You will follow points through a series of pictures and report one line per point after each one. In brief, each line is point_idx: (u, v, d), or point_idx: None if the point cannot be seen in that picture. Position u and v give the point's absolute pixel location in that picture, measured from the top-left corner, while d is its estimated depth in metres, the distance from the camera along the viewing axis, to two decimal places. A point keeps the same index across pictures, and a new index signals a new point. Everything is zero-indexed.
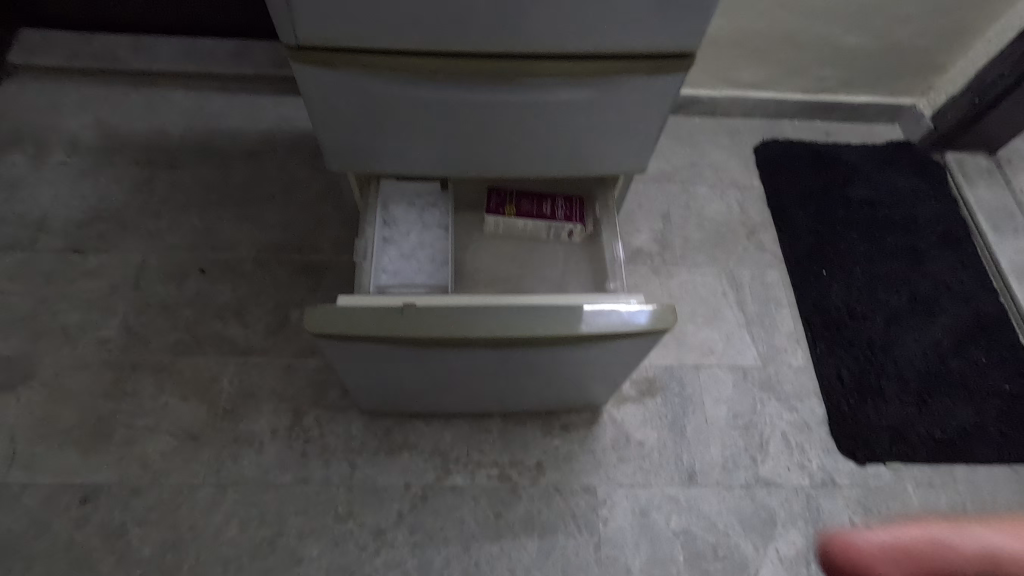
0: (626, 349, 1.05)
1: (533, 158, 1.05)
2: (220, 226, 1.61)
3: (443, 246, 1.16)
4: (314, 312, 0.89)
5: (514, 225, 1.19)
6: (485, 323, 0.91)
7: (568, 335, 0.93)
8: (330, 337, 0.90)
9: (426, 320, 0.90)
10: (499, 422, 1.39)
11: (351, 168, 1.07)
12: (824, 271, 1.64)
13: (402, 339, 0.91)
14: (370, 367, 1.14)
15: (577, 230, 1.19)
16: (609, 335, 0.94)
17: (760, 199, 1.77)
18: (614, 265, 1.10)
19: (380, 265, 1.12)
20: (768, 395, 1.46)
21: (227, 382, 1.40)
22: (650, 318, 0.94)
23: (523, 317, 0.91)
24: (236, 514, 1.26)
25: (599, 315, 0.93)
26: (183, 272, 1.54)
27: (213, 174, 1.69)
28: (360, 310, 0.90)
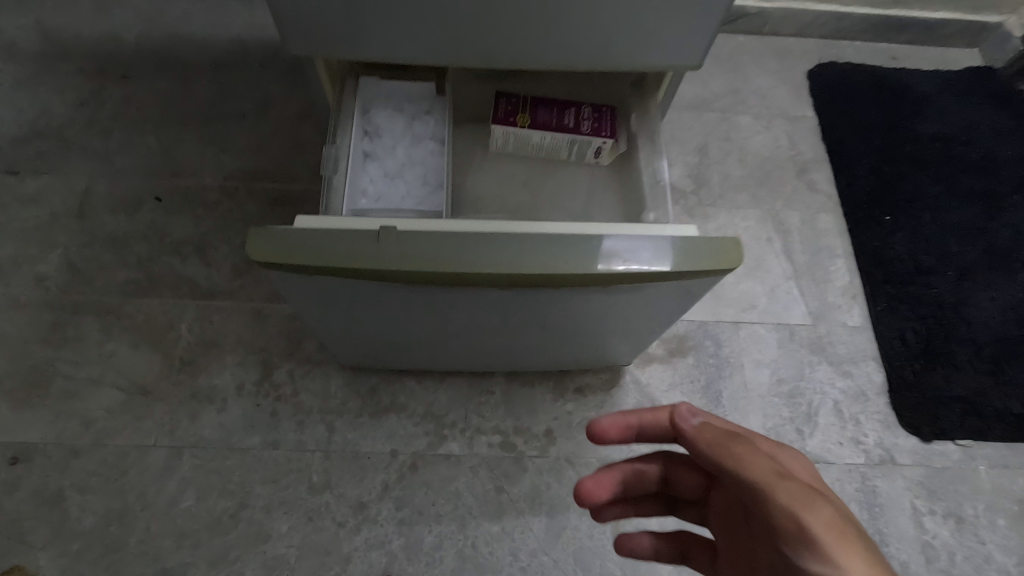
0: (668, 296, 0.83)
1: (553, 44, 0.79)
2: (180, 148, 1.37)
3: (438, 166, 0.93)
4: (263, 234, 0.67)
5: (529, 139, 0.94)
6: (491, 256, 0.68)
7: (601, 274, 0.70)
8: (284, 268, 0.68)
9: (411, 250, 0.67)
10: (503, 382, 1.19)
11: (309, 50, 0.80)
12: (888, 216, 1.39)
13: (380, 274, 0.69)
14: (346, 313, 0.93)
15: (608, 147, 0.95)
16: (653, 276, 0.72)
17: (813, 132, 1.51)
18: (657, 187, 0.86)
19: (357, 185, 0.89)
20: (817, 358, 1.25)
21: (185, 329, 1.19)
22: (707, 256, 0.71)
23: (542, 250, 0.69)
24: (194, 482, 1.08)
25: (643, 250, 0.71)
26: (136, 200, 1.31)
27: (172, 88, 1.44)
28: (323, 234, 0.67)
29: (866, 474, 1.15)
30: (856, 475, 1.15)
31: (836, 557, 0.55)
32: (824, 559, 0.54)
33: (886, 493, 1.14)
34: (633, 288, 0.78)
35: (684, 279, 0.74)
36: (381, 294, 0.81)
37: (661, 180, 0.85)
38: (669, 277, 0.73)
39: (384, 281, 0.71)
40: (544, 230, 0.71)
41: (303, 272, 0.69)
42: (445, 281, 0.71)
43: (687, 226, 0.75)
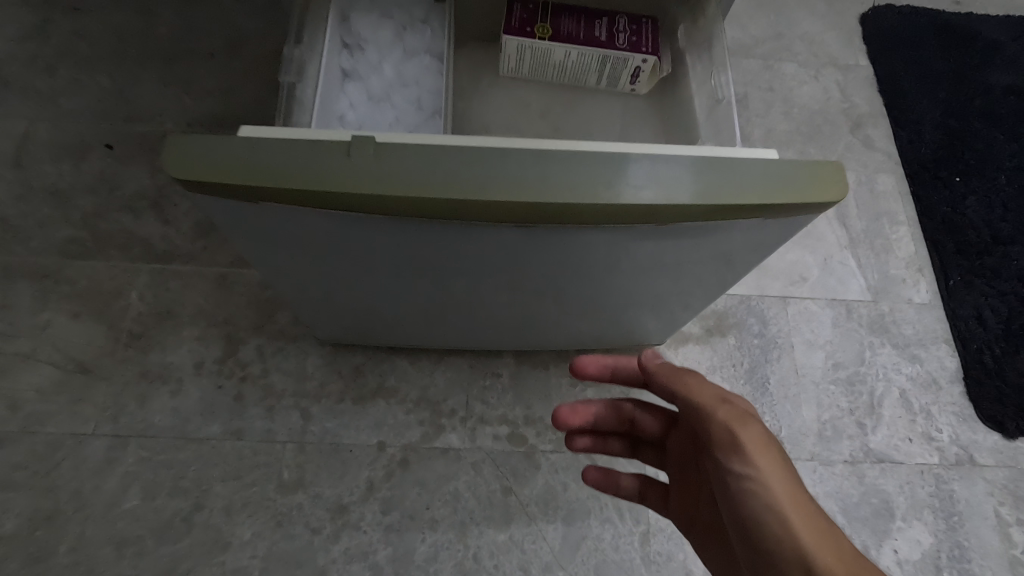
0: (730, 247, 0.65)
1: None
2: (136, 89, 1.18)
3: (436, 88, 0.75)
4: (193, 143, 0.49)
5: (551, 57, 0.76)
6: (508, 178, 0.50)
7: (657, 205, 0.52)
8: (224, 192, 0.50)
9: (399, 167, 0.49)
10: (511, 364, 1.00)
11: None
12: (957, 178, 1.20)
13: (357, 203, 0.51)
14: (318, 274, 0.74)
15: (648, 68, 0.76)
16: (723, 212, 0.54)
17: (868, 82, 1.31)
18: (720, 106, 0.67)
19: (332, 107, 0.70)
20: (879, 339, 1.06)
21: (135, 297, 1.01)
22: (793, 185, 0.53)
23: (577, 173, 0.51)
24: (139, 478, 0.89)
25: (714, 176, 0.53)
26: (84, 148, 1.12)
27: (129, 22, 1.24)
28: (278, 144, 0.49)
29: (941, 476, 0.97)
30: (929, 477, 0.97)
31: (762, 466, 0.52)
32: (749, 466, 0.52)
33: (965, 498, 0.96)
34: (691, 231, 0.59)
35: (760, 217, 0.56)
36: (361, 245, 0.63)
37: (726, 95, 0.65)
38: (743, 215, 0.55)
39: (365, 213, 0.53)
40: (580, 147, 0.53)
41: (252, 197, 0.51)
42: (445, 215, 0.53)
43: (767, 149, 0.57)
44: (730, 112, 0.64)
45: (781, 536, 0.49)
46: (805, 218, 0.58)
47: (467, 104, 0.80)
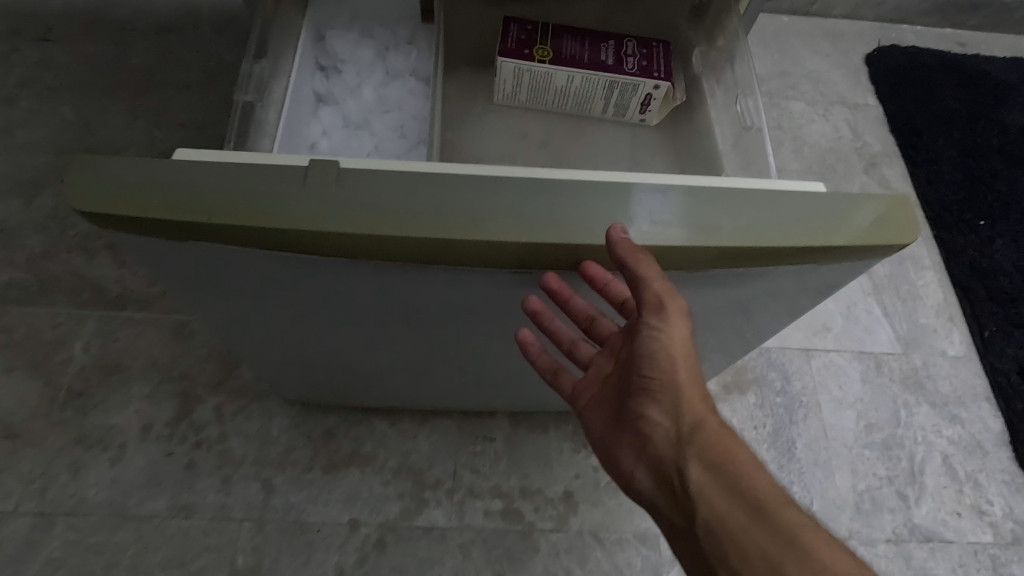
0: (765, 295, 0.55)
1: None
2: (102, 120, 1.09)
3: (419, 114, 0.70)
4: (108, 167, 0.39)
5: (552, 82, 0.68)
6: (506, 214, 0.40)
7: (689, 246, 0.42)
8: (145, 227, 0.40)
9: (372, 199, 0.39)
10: (505, 425, 0.88)
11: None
12: (981, 221, 1.13)
13: (317, 243, 0.41)
14: (279, 324, 0.63)
15: (661, 96, 0.68)
16: (769, 257, 0.44)
17: (879, 121, 1.25)
18: (750, 134, 0.60)
19: (303, 132, 0.65)
20: (914, 397, 0.95)
21: (79, 348, 0.89)
22: (849, 222, 0.44)
23: (591, 208, 0.41)
24: (65, 566, 0.75)
25: (754, 211, 0.43)
26: (38, 183, 1.02)
27: (100, 53, 1.17)
28: (222, 170, 0.39)
29: (998, 558, 0.85)
30: (985, 560, 0.85)
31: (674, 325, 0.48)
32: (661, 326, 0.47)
33: None
34: (724, 279, 0.49)
35: (809, 263, 0.46)
36: (326, 290, 0.52)
37: (758, 121, 0.59)
38: (790, 261, 0.46)
39: (331, 255, 0.43)
40: (595, 177, 0.44)
41: (188, 236, 0.41)
42: (425, 257, 0.43)
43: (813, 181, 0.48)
44: (762, 140, 0.58)
45: (673, 382, 0.51)
46: (861, 264, 0.48)
47: (457, 134, 0.72)
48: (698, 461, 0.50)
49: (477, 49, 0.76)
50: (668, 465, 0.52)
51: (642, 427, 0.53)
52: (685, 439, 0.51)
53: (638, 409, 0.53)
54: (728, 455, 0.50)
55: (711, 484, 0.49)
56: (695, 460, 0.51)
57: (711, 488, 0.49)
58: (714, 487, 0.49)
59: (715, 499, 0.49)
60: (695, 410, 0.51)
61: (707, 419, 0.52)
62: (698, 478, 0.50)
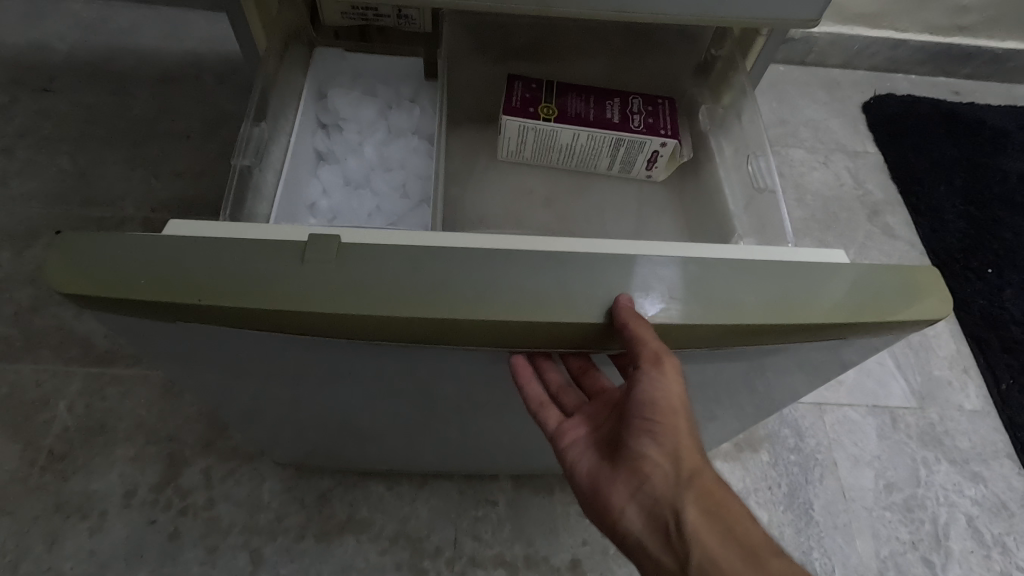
0: (784, 365, 0.52)
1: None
2: (100, 170, 1.08)
3: (422, 173, 0.70)
4: (92, 246, 0.37)
5: (557, 140, 0.67)
6: (516, 293, 0.38)
7: (708, 325, 0.40)
8: (127, 309, 0.37)
9: (374, 279, 0.37)
10: (508, 487, 0.84)
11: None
12: (989, 269, 1.12)
13: (317, 325, 0.38)
14: (273, 387, 0.60)
15: (667, 153, 0.67)
16: (792, 334, 0.42)
17: (880, 169, 1.25)
18: (764, 196, 0.58)
19: (303, 192, 0.65)
20: (933, 454, 0.92)
21: (63, 408, 0.85)
22: (878, 298, 0.42)
23: (604, 284, 0.39)
24: None
25: (779, 286, 0.41)
26: (31, 235, 1.00)
27: (101, 103, 1.17)
28: (216, 249, 0.37)
29: None
30: None
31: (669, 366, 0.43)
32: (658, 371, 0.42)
33: None
34: (747, 353, 0.47)
35: (836, 338, 0.44)
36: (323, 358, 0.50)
37: (771, 184, 0.57)
38: (815, 337, 0.43)
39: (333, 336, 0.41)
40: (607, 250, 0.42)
41: (175, 317, 0.38)
42: (427, 338, 0.40)
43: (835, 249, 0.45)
44: (775, 204, 0.56)
45: (674, 425, 0.46)
46: (889, 338, 0.46)
47: (461, 191, 0.72)
48: (695, 509, 0.45)
49: (482, 105, 0.76)
50: (665, 514, 0.45)
51: (635, 471, 0.47)
52: (685, 487, 0.45)
53: (633, 450, 0.47)
54: (723, 504, 0.45)
55: (709, 534, 0.44)
56: (693, 508, 0.45)
57: (710, 538, 0.44)
58: (712, 537, 0.44)
59: (712, 549, 0.44)
60: (693, 456, 0.46)
61: (706, 468, 0.47)
62: (697, 527, 0.44)
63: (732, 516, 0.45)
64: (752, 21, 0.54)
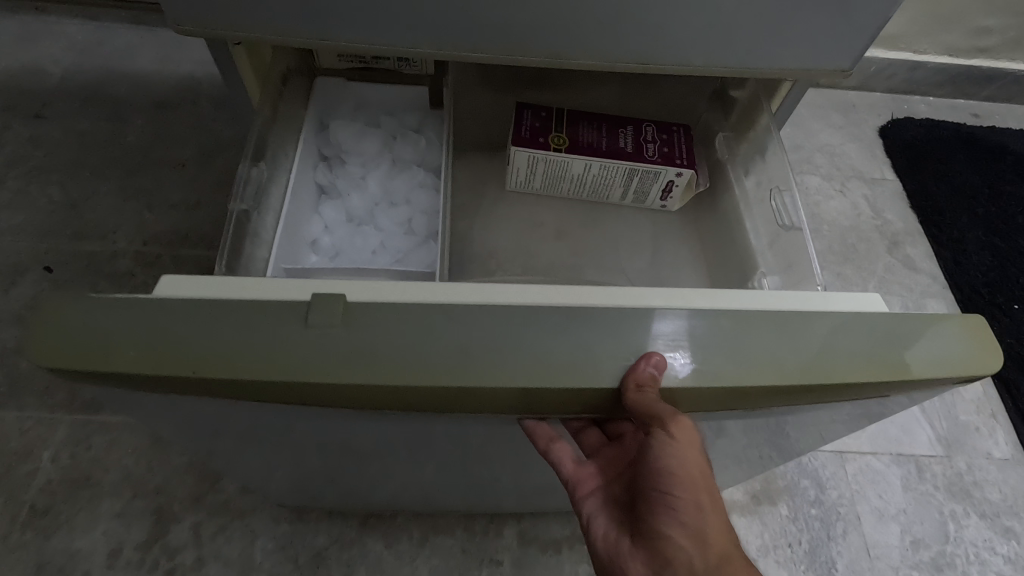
0: (818, 424, 0.48)
1: (617, 21, 0.45)
2: (90, 201, 1.05)
3: (429, 208, 0.67)
4: (73, 310, 0.33)
5: (567, 170, 0.63)
6: (531, 356, 0.34)
7: (724, 386, 0.35)
8: (112, 379, 0.33)
9: (382, 342, 0.33)
10: (513, 545, 0.80)
11: (195, 27, 0.46)
12: (1015, 304, 1.08)
13: (311, 393, 0.34)
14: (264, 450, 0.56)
15: (683, 183, 0.63)
16: (826, 393, 0.37)
17: (900, 197, 1.21)
18: (790, 235, 0.55)
19: (305, 229, 0.63)
20: (962, 507, 0.87)
21: (47, 459, 0.81)
22: (932, 353, 0.37)
23: (629, 343, 0.35)
24: None
25: (820, 340, 0.36)
26: (18, 271, 0.97)
27: (94, 130, 1.13)
28: (203, 311, 0.34)
29: None
30: None
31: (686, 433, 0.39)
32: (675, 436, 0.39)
33: None
34: (779, 412, 0.42)
35: (874, 394, 0.39)
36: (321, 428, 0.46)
37: (797, 221, 0.53)
38: (848, 394, 0.38)
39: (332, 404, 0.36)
40: (626, 303, 0.38)
41: (165, 387, 0.35)
42: (444, 405, 0.36)
43: (870, 294, 0.41)
44: (803, 244, 0.52)
45: (697, 501, 0.42)
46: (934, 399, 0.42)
47: (469, 225, 0.69)
48: None
49: (488, 133, 0.73)
50: None
51: (656, 550, 0.42)
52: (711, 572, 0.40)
53: (653, 526, 0.43)
54: None
55: None
56: None
57: None
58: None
59: None
60: (720, 541, 0.42)
61: (732, 553, 0.42)
62: None
63: None
64: (780, 73, 0.50)
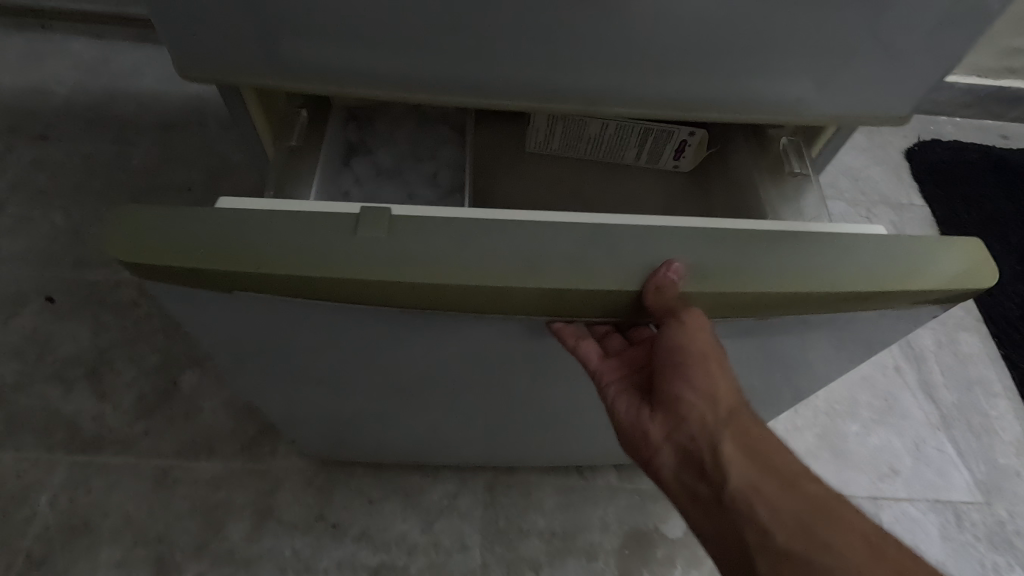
0: (822, 357, 0.50)
1: (658, 70, 0.42)
2: (93, 227, 1.01)
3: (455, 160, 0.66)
4: (142, 218, 0.36)
5: (585, 129, 0.63)
6: (567, 264, 0.36)
7: (718, 291, 0.37)
8: (183, 280, 0.36)
9: (427, 249, 0.36)
10: None
11: (202, 70, 0.44)
12: None
13: (361, 289, 0.36)
14: (291, 394, 0.57)
15: (695, 143, 0.63)
16: (817, 306, 0.39)
17: (928, 224, 1.17)
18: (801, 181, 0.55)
19: (334, 182, 0.60)
20: (1004, 560, 0.83)
21: (45, 503, 0.78)
22: (934, 269, 0.38)
23: (649, 257, 0.37)
24: None
25: (824, 253, 0.38)
26: (18, 301, 0.93)
27: (99, 153, 1.11)
28: (258, 220, 0.36)
29: None
30: None
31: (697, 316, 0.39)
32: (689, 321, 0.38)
33: None
34: (783, 329, 0.44)
35: (869, 311, 0.41)
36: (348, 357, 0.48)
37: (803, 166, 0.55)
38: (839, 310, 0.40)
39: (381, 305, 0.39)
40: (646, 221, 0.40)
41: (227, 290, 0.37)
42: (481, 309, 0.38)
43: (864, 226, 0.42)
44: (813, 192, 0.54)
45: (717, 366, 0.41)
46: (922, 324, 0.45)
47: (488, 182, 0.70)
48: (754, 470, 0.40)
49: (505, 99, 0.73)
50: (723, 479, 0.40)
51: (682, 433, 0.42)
52: (737, 442, 0.41)
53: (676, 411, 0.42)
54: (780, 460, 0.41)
55: (775, 492, 0.39)
56: (751, 469, 0.40)
57: (776, 495, 0.39)
58: (776, 495, 0.39)
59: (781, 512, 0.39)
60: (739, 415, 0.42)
61: (744, 409, 0.42)
62: (761, 490, 0.39)
63: (793, 472, 0.41)
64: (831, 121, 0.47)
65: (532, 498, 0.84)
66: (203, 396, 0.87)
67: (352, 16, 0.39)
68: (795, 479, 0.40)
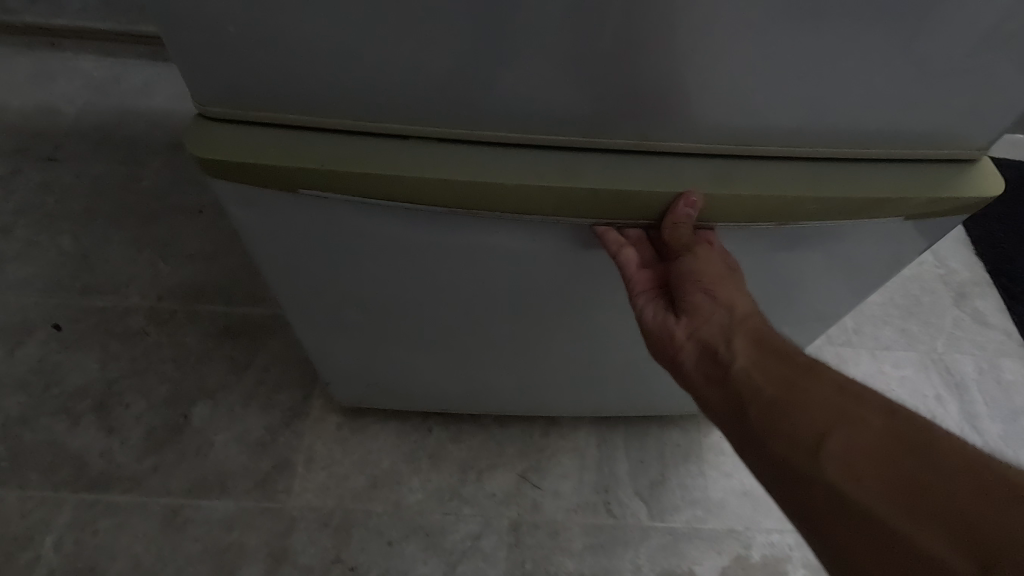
0: (821, 277, 0.57)
1: (711, 106, 0.39)
2: (102, 251, 0.98)
3: None
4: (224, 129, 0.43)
5: None
6: (598, 167, 0.43)
7: (746, 192, 0.44)
8: (262, 180, 0.44)
9: (476, 156, 0.43)
10: None
11: (221, 103, 0.41)
12: None
13: (412, 192, 0.43)
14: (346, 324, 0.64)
15: None
16: (831, 212, 0.46)
17: (963, 244, 1.12)
18: None
19: None
20: None
21: (50, 545, 0.74)
22: (924, 178, 0.46)
23: (673, 166, 0.44)
24: None
25: (841, 164, 0.45)
26: (24, 330, 0.90)
27: (109, 174, 1.08)
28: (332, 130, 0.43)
29: None
30: None
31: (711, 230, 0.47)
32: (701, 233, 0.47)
33: None
34: (782, 246, 0.52)
35: (877, 219, 0.48)
36: (402, 279, 0.56)
37: None
38: (852, 218, 0.47)
39: (436, 209, 0.46)
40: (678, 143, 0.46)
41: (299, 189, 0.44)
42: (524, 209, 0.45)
43: None
44: None
45: (723, 269, 0.48)
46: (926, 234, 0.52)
47: None
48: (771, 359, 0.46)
49: None
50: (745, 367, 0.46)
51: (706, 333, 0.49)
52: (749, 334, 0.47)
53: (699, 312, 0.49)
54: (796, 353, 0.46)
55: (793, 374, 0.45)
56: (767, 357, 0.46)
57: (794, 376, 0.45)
58: (779, 370, 0.45)
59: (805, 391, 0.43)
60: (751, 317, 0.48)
61: (757, 317, 0.49)
62: (782, 376, 0.45)
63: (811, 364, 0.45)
64: (896, 152, 0.44)
65: (560, 538, 0.80)
66: (215, 428, 0.83)
67: (392, 53, 0.36)
68: (810, 366, 0.45)
